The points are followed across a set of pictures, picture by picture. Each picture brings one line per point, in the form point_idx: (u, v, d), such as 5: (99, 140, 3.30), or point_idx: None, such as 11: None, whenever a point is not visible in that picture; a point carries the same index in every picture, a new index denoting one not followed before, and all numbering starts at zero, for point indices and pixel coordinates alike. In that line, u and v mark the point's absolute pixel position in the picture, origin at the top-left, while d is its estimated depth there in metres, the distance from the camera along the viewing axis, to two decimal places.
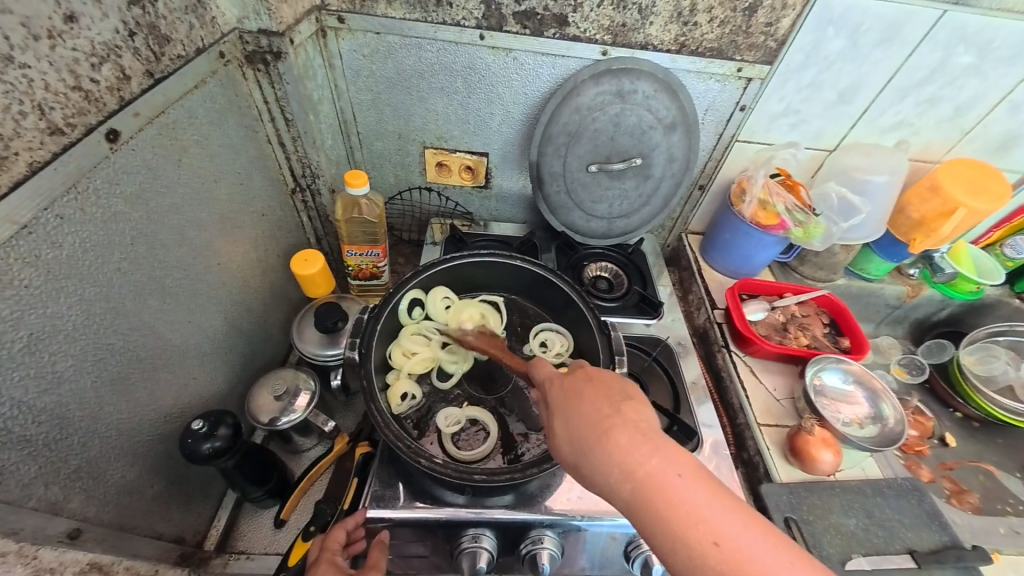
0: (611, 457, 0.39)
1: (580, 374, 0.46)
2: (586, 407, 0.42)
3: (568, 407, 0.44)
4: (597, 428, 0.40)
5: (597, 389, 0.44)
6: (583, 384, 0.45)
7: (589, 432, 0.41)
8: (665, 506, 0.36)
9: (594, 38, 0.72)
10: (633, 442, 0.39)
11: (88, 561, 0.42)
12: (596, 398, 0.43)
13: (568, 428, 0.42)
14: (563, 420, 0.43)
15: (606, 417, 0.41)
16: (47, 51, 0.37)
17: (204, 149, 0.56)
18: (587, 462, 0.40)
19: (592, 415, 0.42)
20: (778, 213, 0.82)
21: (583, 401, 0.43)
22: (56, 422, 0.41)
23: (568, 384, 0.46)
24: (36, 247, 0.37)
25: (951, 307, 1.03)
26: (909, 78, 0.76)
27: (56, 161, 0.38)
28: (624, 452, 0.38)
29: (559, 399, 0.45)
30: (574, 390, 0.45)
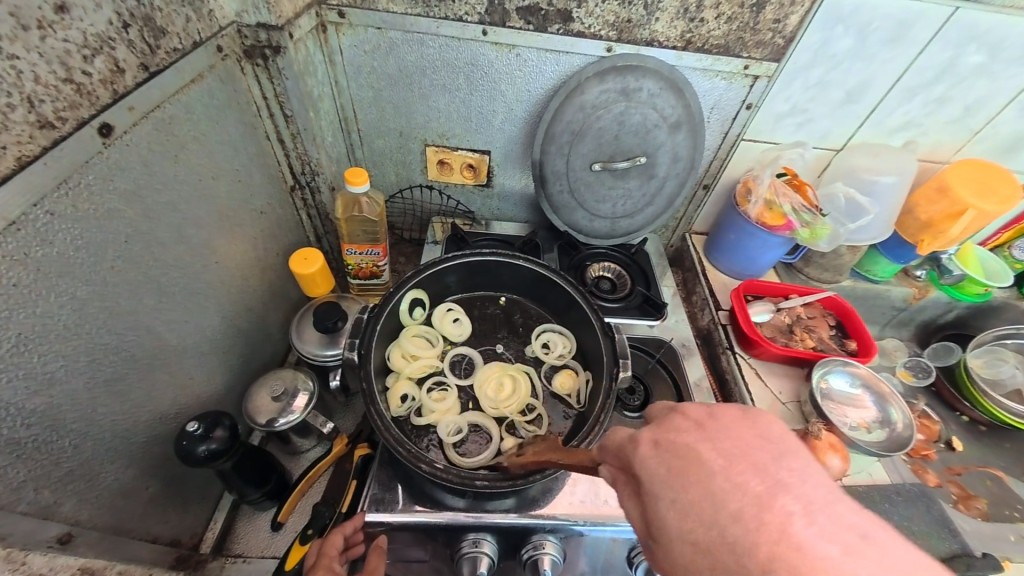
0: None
1: (684, 423, 0.30)
2: (735, 495, 0.25)
3: (698, 497, 0.26)
4: (767, 543, 0.23)
5: (733, 449, 0.27)
6: (698, 446, 0.28)
7: (749, 559, 0.23)
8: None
9: (599, 34, 0.70)
10: (842, 563, 0.21)
11: (79, 566, 0.40)
12: (739, 474, 0.26)
13: (703, 540, 0.25)
14: (675, 512, 0.26)
15: (774, 514, 0.23)
16: (37, 42, 0.36)
17: (202, 145, 0.55)
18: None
19: (744, 510, 0.24)
20: (784, 214, 0.81)
21: (714, 479, 0.26)
22: (47, 424, 0.40)
23: (670, 445, 0.29)
24: (26, 244, 0.36)
25: (958, 309, 1.02)
26: (919, 76, 0.75)
27: (47, 155, 0.37)
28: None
29: (660, 478, 0.28)
30: (682, 454, 0.28)
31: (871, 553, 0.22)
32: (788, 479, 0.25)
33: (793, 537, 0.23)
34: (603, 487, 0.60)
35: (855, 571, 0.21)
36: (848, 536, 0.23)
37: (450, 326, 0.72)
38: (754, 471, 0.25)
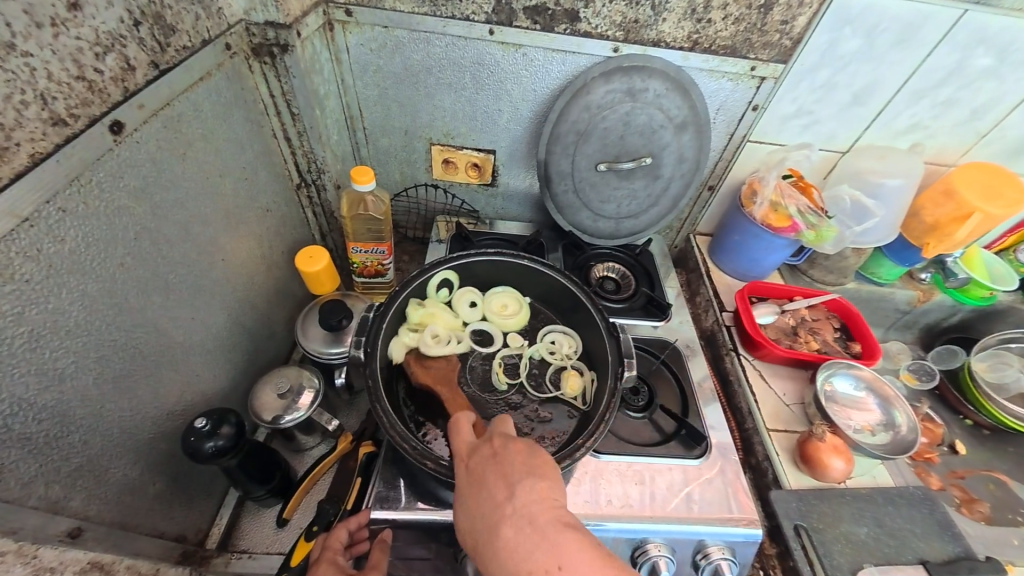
0: (499, 551, 0.39)
1: (485, 450, 0.46)
2: (489, 497, 0.42)
3: (469, 492, 0.43)
4: (488, 529, 0.41)
5: (498, 468, 0.44)
6: (486, 466, 0.44)
7: (485, 531, 0.41)
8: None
9: (605, 34, 0.70)
10: (518, 543, 0.39)
11: (88, 560, 0.41)
12: (490, 494, 0.42)
13: (470, 517, 0.42)
14: (464, 509, 0.43)
15: (499, 511, 0.41)
16: (50, 40, 0.36)
17: (210, 142, 0.55)
18: (486, 544, 0.40)
19: (489, 508, 0.41)
20: (790, 215, 0.81)
21: (479, 508, 0.42)
22: (57, 420, 0.40)
23: (473, 465, 0.45)
24: (38, 241, 0.36)
25: (963, 312, 1.02)
26: (927, 79, 0.75)
27: (59, 152, 0.37)
28: (513, 549, 0.39)
29: (463, 490, 0.44)
30: (473, 473, 0.45)
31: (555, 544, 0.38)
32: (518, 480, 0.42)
33: (498, 529, 0.40)
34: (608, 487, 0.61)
35: (525, 535, 0.39)
36: (530, 529, 0.39)
37: (467, 310, 0.73)
38: (497, 478, 0.43)
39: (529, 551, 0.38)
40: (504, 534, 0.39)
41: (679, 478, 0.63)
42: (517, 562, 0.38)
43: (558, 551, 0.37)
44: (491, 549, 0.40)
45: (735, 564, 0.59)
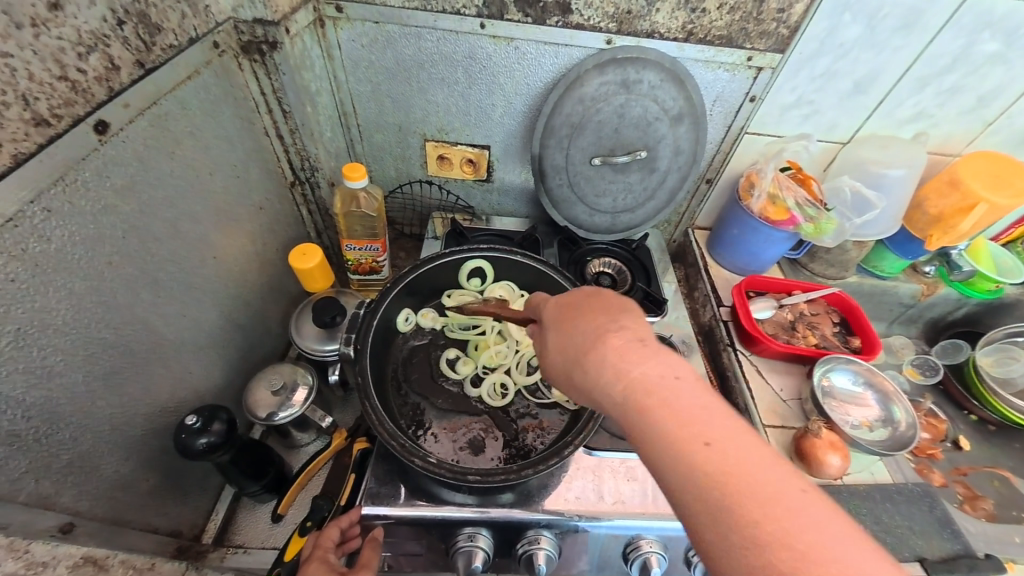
0: (606, 372, 0.39)
1: (581, 292, 0.47)
2: (591, 322, 0.43)
3: (566, 322, 0.45)
4: (585, 349, 0.42)
5: (594, 306, 0.45)
6: (580, 300, 0.46)
7: (580, 349, 0.42)
8: (658, 414, 0.36)
9: (598, 26, 0.69)
10: (641, 369, 0.38)
11: (82, 555, 0.42)
12: (597, 321, 0.43)
13: (563, 340, 0.44)
14: (557, 335, 0.45)
15: (603, 328, 0.42)
16: (31, 40, 0.36)
17: (199, 140, 0.55)
18: (580, 369, 0.42)
19: (589, 332, 0.43)
20: (788, 208, 0.80)
21: (578, 332, 0.43)
22: (45, 417, 0.41)
23: (563, 303, 0.48)
24: (22, 240, 0.37)
25: (969, 306, 1.00)
26: (929, 67, 0.73)
27: (43, 151, 0.37)
28: (619, 354, 0.39)
29: (557, 325, 0.46)
30: (571, 306, 0.46)
31: (668, 363, 0.38)
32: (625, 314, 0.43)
33: (597, 342, 0.41)
34: (600, 482, 0.60)
35: (631, 348, 0.40)
36: (637, 347, 0.40)
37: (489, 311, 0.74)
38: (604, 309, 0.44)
39: (635, 363, 0.39)
40: (610, 342, 0.40)
41: None
42: (621, 366, 0.39)
43: (668, 373, 0.38)
44: (594, 355, 0.41)
45: None
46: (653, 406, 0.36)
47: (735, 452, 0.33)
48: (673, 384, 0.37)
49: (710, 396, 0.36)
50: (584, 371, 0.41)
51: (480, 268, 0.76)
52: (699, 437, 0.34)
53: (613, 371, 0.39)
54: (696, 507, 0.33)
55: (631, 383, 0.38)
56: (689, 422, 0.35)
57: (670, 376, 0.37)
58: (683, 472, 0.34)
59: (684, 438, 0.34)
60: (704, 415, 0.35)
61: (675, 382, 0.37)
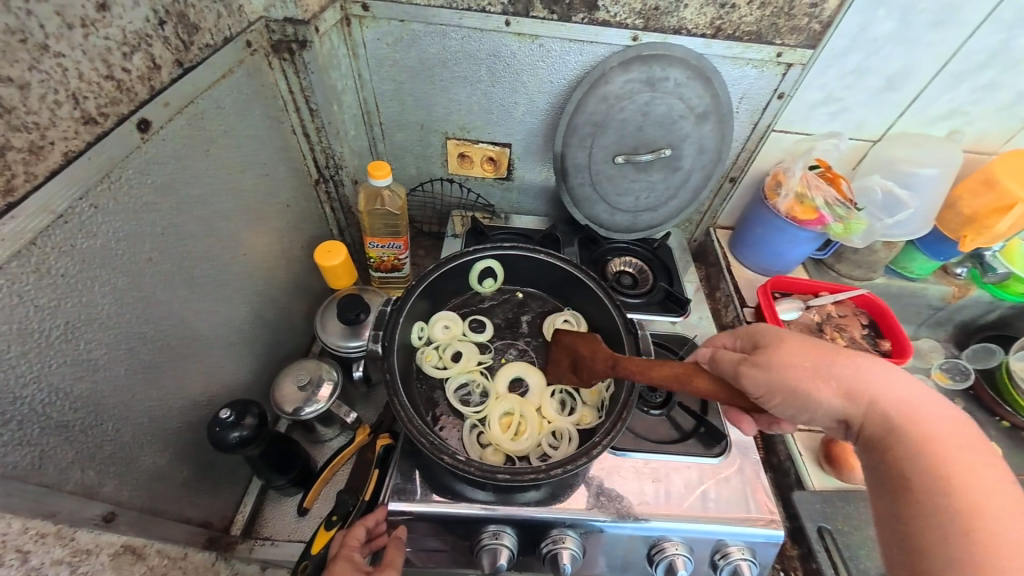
0: (897, 395, 0.43)
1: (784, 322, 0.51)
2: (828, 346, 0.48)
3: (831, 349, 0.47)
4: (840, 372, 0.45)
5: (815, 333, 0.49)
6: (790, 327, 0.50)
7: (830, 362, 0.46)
8: (925, 443, 0.41)
9: (624, 22, 0.69)
10: (904, 394, 0.44)
11: (122, 543, 0.43)
12: (820, 355, 0.47)
13: (790, 358, 0.47)
14: (786, 347, 0.48)
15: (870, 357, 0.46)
16: (80, 41, 0.37)
17: (231, 139, 0.56)
18: (825, 380, 0.46)
19: (817, 360, 0.46)
20: (816, 208, 0.78)
21: (851, 363, 0.46)
22: (91, 409, 0.42)
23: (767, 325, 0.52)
24: (71, 236, 0.38)
25: (1001, 309, 0.97)
26: (967, 62, 0.71)
27: (90, 149, 0.38)
28: (880, 381, 0.44)
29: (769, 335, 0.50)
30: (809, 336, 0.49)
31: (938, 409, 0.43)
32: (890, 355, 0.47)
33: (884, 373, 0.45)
34: (624, 484, 0.60)
35: (884, 377, 0.44)
36: (911, 389, 0.44)
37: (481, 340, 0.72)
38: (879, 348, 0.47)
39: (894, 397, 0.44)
40: (890, 376, 0.45)
41: (697, 476, 0.61)
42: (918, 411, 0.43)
43: (921, 408, 0.43)
44: (851, 371, 0.45)
45: (755, 565, 0.58)
46: (905, 429, 0.42)
47: (985, 478, 0.38)
48: (918, 410, 0.43)
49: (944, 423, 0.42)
50: (807, 389, 0.45)
51: (490, 267, 0.76)
52: (951, 464, 0.39)
53: (884, 402, 0.43)
54: (909, 493, 0.40)
55: (898, 408, 0.43)
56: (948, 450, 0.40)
57: (930, 410, 0.42)
58: (913, 479, 0.40)
59: (924, 447, 0.41)
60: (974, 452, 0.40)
61: (929, 410, 0.43)
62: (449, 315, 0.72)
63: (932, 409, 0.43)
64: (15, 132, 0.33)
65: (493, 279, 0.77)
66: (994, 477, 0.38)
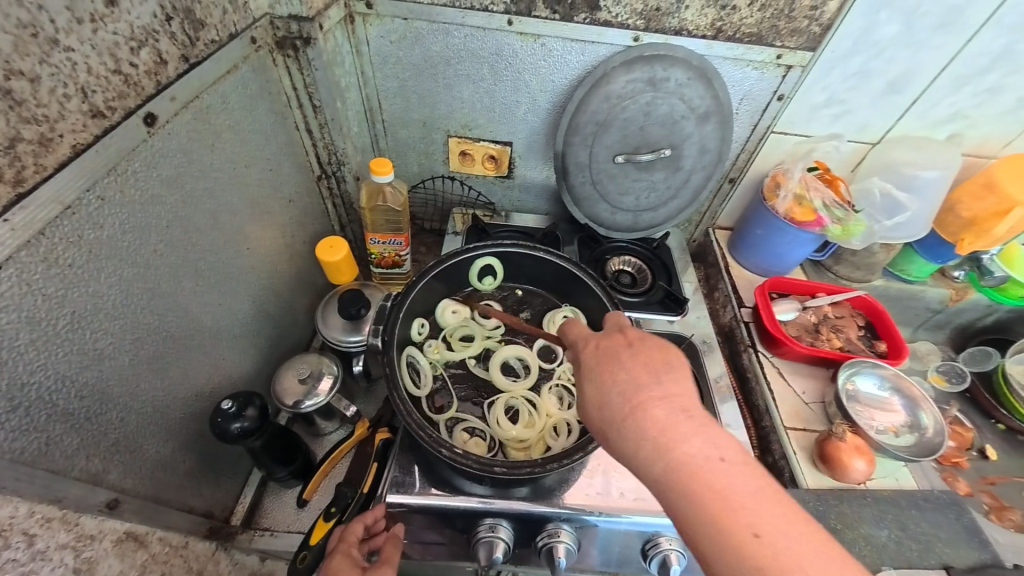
0: (647, 434, 0.37)
1: (618, 339, 0.44)
2: (629, 373, 0.41)
3: (605, 375, 0.42)
4: (631, 403, 0.39)
5: (624, 357, 0.42)
6: (619, 351, 0.43)
7: (621, 402, 0.40)
8: (716, 502, 0.34)
9: (626, 23, 0.69)
10: (690, 437, 0.37)
11: (124, 530, 0.44)
12: (619, 383, 0.40)
13: (598, 394, 0.41)
14: (594, 384, 0.42)
15: (641, 390, 0.39)
16: (90, 35, 0.37)
17: (236, 134, 0.57)
18: (614, 432, 0.39)
19: (622, 386, 0.40)
20: (815, 209, 0.79)
21: (635, 403, 0.39)
22: (96, 397, 0.43)
23: (604, 348, 0.44)
24: (80, 228, 0.38)
25: (1000, 312, 0.97)
26: (967, 66, 0.71)
27: (98, 142, 0.39)
28: (654, 424, 0.38)
29: (592, 365, 0.43)
30: (609, 355, 0.43)
31: (699, 421, 0.38)
32: (659, 377, 0.40)
33: (649, 404, 0.39)
34: (620, 480, 0.61)
35: (664, 418, 0.38)
36: (676, 410, 0.38)
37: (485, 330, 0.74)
38: (654, 367, 0.41)
39: (684, 436, 0.37)
40: (651, 404, 0.38)
41: None
42: (675, 445, 0.37)
43: (704, 443, 0.36)
44: (631, 418, 0.39)
45: None
46: (697, 485, 0.35)
47: (751, 494, 0.35)
48: (702, 457, 0.36)
49: (740, 473, 0.35)
50: (613, 433, 0.39)
51: (490, 264, 0.76)
52: (737, 511, 0.34)
53: (667, 446, 0.37)
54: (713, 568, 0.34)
55: (673, 458, 0.36)
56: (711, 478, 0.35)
57: (709, 449, 0.36)
58: (713, 543, 0.34)
59: (715, 510, 0.34)
60: (727, 465, 0.36)
61: (713, 463, 0.36)
62: (455, 300, 0.75)
63: (719, 456, 0.36)
64: (27, 124, 0.34)
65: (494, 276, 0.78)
66: (782, 514, 0.34)
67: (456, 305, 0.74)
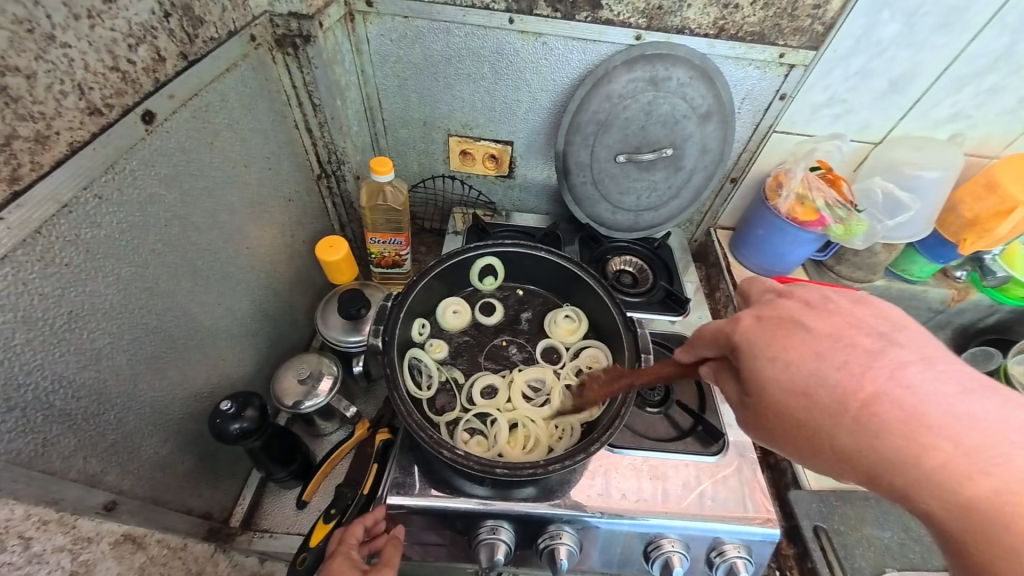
0: (880, 411, 0.35)
1: (792, 304, 0.42)
2: (821, 342, 0.39)
3: (782, 345, 0.40)
4: (859, 375, 0.36)
5: (779, 329, 0.41)
6: (798, 317, 0.41)
7: (834, 378, 0.37)
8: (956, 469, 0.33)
9: (628, 21, 0.69)
10: (916, 397, 0.34)
11: (122, 532, 0.44)
12: (813, 351, 0.38)
13: (779, 372, 0.39)
14: (773, 362, 0.40)
15: (851, 357, 0.37)
16: (87, 31, 0.37)
17: (235, 132, 0.56)
18: (820, 411, 0.37)
19: (803, 359, 0.38)
20: (817, 209, 0.78)
21: (845, 370, 0.37)
22: (94, 398, 0.42)
23: (770, 317, 0.42)
24: (77, 226, 0.38)
25: (1001, 312, 0.97)
26: (970, 65, 0.71)
27: (96, 140, 0.38)
28: (899, 392, 0.35)
29: (761, 338, 0.41)
30: (782, 325, 0.41)
31: (944, 382, 0.35)
32: (897, 341, 0.37)
33: (889, 373, 0.36)
34: (622, 481, 0.60)
35: (909, 386, 0.35)
36: (939, 379, 0.35)
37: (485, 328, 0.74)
38: (861, 333, 0.38)
39: (908, 398, 0.35)
40: (867, 370, 0.36)
41: (694, 474, 0.62)
42: (911, 402, 0.34)
43: (931, 405, 0.34)
44: (847, 393, 0.36)
45: (751, 563, 0.59)
46: (940, 458, 0.33)
47: (1018, 458, 0.32)
48: (967, 421, 0.33)
49: (990, 429, 0.33)
50: (816, 416, 0.37)
51: (490, 264, 0.76)
52: (989, 475, 0.32)
53: (893, 416, 0.34)
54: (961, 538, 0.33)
55: (917, 433, 0.34)
56: (974, 452, 0.33)
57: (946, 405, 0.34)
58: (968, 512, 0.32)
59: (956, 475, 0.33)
60: (994, 427, 0.33)
61: (991, 427, 0.33)
62: (455, 299, 0.75)
63: (982, 413, 0.34)
64: (23, 122, 0.33)
65: (495, 277, 0.78)
66: None
67: (459, 304, 0.75)
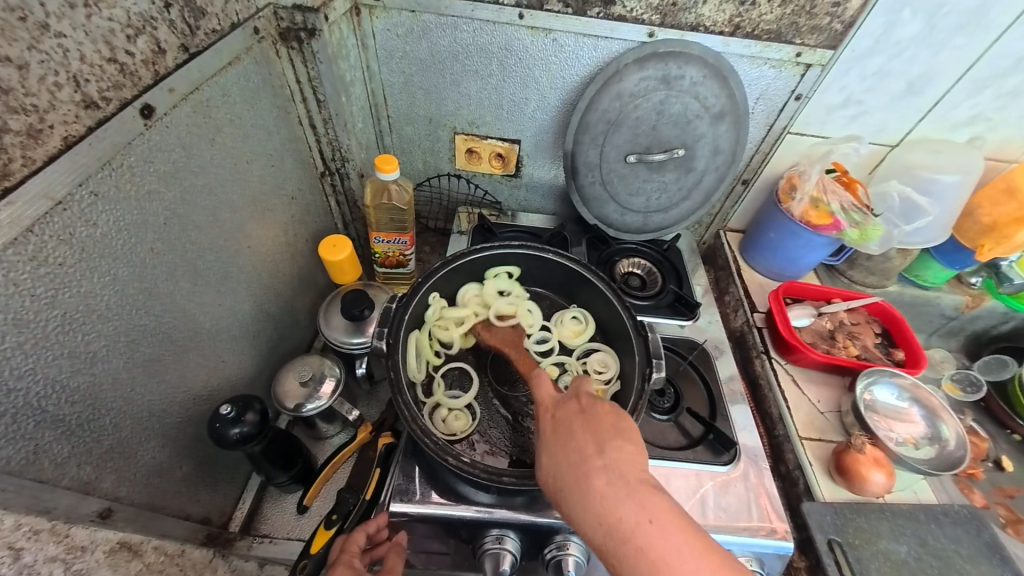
0: (587, 501, 0.41)
1: (572, 406, 0.47)
2: (580, 442, 0.44)
3: (555, 444, 0.45)
4: (577, 475, 0.42)
5: (562, 429, 0.46)
6: (574, 422, 0.46)
7: (571, 475, 0.43)
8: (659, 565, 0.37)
9: (641, 18, 0.67)
10: (607, 494, 0.40)
11: (118, 540, 0.42)
12: (572, 453, 0.44)
13: (551, 467, 0.44)
14: (548, 457, 0.45)
15: (585, 462, 0.42)
16: (83, 21, 0.35)
17: (237, 128, 0.55)
18: (563, 502, 0.43)
19: (573, 461, 0.43)
20: (831, 213, 0.77)
21: (585, 474, 0.42)
22: (89, 402, 0.41)
23: (558, 418, 0.47)
24: (71, 224, 0.37)
25: (1016, 320, 0.95)
26: (992, 67, 0.69)
27: (91, 135, 0.37)
28: (604, 497, 0.40)
29: (546, 436, 0.46)
30: (563, 427, 0.46)
31: (631, 488, 0.41)
32: (606, 447, 0.43)
33: (592, 470, 0.42)
34: None
35: (613, 492, 0.40)
36: (620, 482, 0.41)
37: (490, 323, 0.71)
38: (594, 439, 0.44)
39: (630, 502, 0.40)
40: (593, 476, 0.41)
41: (699, 481, 0.61)
42: (604, 502, 0.40)
43: (646, 507, 0.39)
44: (574, 487, 0.42)
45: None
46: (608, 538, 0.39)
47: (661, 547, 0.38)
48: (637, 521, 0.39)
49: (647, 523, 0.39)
50: (583, 515, 0.41)
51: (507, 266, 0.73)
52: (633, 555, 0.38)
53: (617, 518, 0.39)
54: None
55: (615, 526, 0.39)
56: (662, 557, 0.37)
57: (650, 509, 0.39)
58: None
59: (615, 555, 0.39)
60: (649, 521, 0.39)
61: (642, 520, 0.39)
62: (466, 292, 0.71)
63: (658, 508, 0.39)
64: (15, 115, 0.32)
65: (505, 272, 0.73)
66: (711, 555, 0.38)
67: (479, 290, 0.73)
